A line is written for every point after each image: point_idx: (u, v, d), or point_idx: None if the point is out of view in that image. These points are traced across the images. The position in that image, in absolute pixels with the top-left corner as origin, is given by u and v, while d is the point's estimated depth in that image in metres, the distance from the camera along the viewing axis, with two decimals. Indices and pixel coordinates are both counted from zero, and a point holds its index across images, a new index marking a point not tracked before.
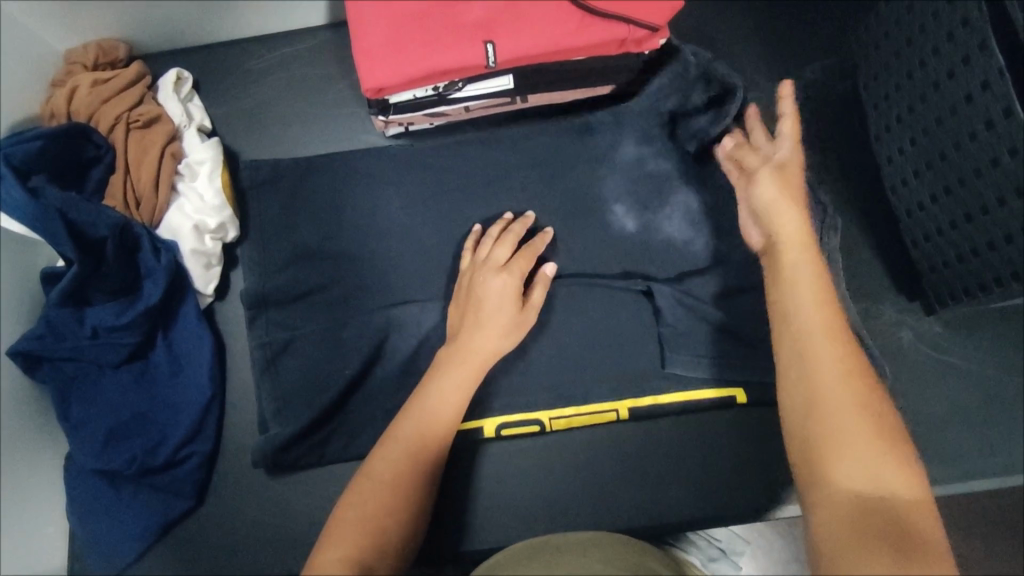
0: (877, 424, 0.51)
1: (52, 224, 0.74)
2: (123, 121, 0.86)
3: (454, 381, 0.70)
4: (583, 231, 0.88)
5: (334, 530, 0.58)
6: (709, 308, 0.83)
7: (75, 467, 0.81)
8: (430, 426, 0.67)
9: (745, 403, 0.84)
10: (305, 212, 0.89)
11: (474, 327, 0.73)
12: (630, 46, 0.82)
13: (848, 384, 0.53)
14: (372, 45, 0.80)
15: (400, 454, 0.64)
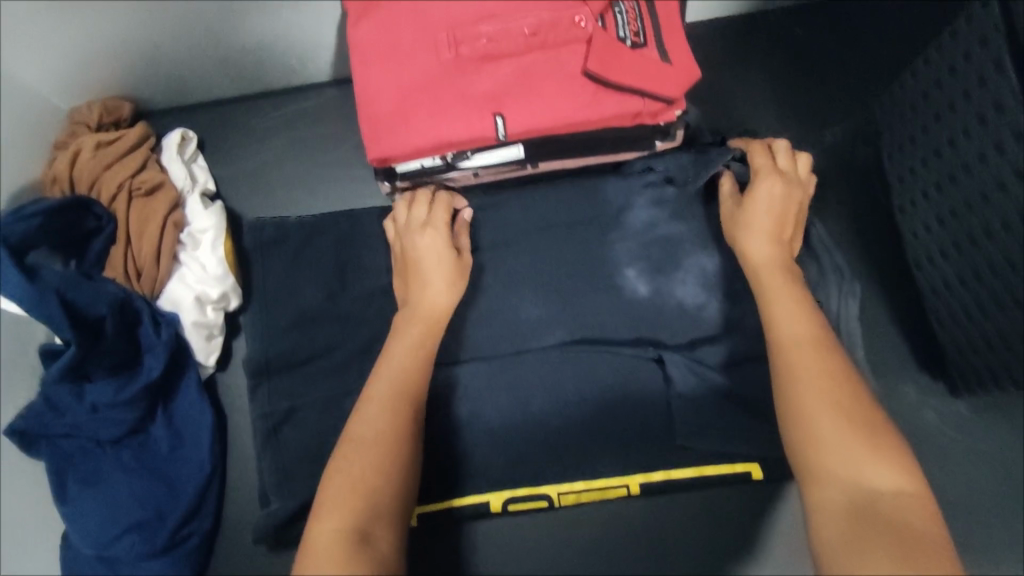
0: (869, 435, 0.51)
1: (49, 307, 0.71)
2: (125, 189, 0.84)
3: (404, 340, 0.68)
4: (591, 294, 0.83)
5: (322, 488, 0.56)
6: (718, 376, 0.80)
7: (71, 546, 0.79)
8: (398, 379, 0.64)
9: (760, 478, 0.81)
10: (306, 274, 0.86)
11: (423, 287, 0.72)
12: (645, 118, 0.78)
13: (836, 396, 0.53)
14: (380, 115, 0.78)
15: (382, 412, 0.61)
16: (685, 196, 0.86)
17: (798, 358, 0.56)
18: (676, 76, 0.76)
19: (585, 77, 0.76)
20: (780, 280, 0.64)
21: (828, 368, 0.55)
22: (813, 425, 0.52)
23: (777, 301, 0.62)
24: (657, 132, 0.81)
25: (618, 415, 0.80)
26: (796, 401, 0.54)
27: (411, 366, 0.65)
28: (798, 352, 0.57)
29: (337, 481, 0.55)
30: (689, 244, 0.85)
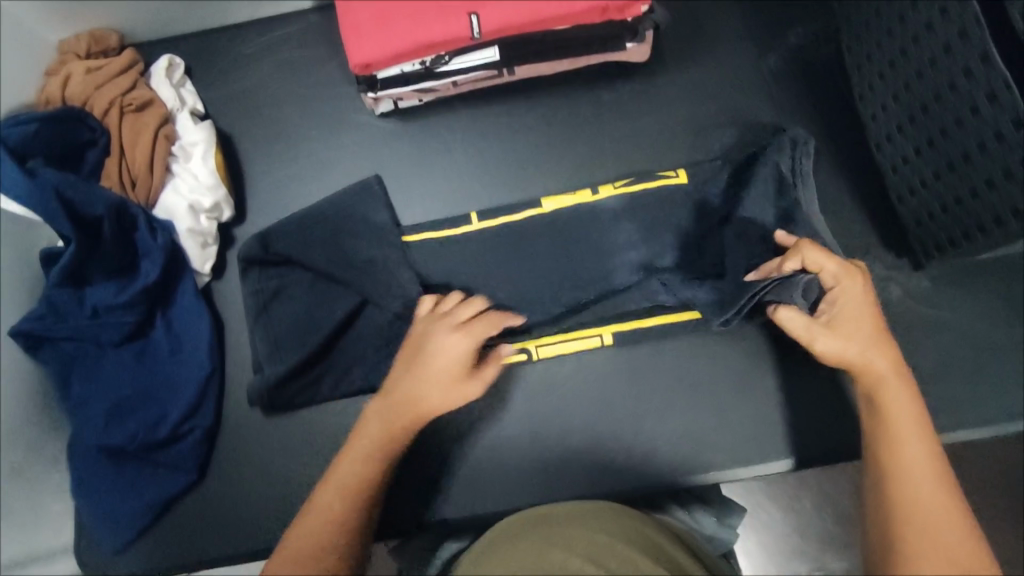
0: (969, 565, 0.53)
1: (48, 203, 0.75)
2: (117, 105, 0.87)
3: (376, 424, 0.68)
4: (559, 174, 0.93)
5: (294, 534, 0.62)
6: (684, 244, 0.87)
7: (78, 444, 0.83)
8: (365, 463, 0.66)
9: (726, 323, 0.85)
10: (303, 169, 0.96)
11: (406, 377, 0.70)
12: (613, 13, 0.81)
13: (945, 522, 0.55)
14: (359, 21, 0.81)
15: (357, 500, 0.64)
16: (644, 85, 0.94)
17: (911, 458, 0.59)
18: None
19: None
20: (894, 378, 0.64)
21: (940, 486, 0.58)
22: (911, 529, 0.56)
23: (891, 402, 0.63)
24: (625, 31, 0.85)
25: (592, 281, 0.87)
26: (907, 501, 0.57)
27: (399, 430, 0.68)
28: (902, 444, 0.60)
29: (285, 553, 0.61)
30: (649, 124, 0.92)
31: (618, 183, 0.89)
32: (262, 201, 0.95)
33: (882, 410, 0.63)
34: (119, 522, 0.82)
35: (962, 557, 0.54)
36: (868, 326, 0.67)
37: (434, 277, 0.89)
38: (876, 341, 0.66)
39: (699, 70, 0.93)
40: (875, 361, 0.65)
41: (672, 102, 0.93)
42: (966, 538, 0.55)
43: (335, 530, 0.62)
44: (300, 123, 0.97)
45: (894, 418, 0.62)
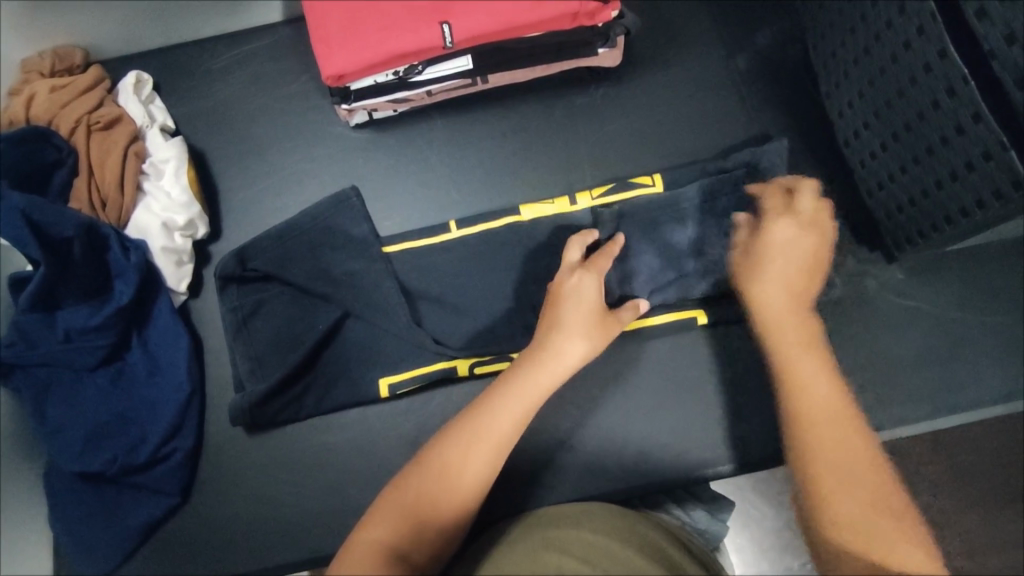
0: (881, 490, 0.53)
1: (15, 227, 0.74)
2: (84, 124, 0.86)
3: (530, 382, 0.61)
4: (538, 180, 0.93)
5: (384, 504, 0.55)
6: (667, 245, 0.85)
7: (56, 471, 0.80)
8: (506, 416, 0.59)
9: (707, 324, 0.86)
10: (279, 184, 0.95)
11: (567, 336, 0.65)
12: (583, 20, 0.82)
13: (851, 458, 0.54)
14: (329, 33, 0.81)
15: (487, 463, 0.57)
16: (616, 89, 0.94)
17: (821, 405, 0.57)
18: None
19: None
20: (800, 334, 0.64)
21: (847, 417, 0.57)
22: (823, 461, 0.54)
23: (801, 363, 0.61)
24: (597, 36, 0.86)
25: None
26: (817, 448, 0.55)
27: (526, 417, 0.60)
28: (810, 394, 0.58)
29: (398, 498, 0.55)
30: (624, 128, 0.93)
31: (595, 193, 0.89)
32: (238, 219, 0.93)
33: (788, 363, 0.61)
34: (102, 549, 0.80)
35: (874, 498, 0.53)
36: (784, 263, 0.69)
37: (417, 287, 0.88)
38: (785, 280, 0.68)
39: (671, 72, 0.95)
40: (773, 301, 0.67)
41: (646, 104, 0.94)
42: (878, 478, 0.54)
43: (459, 487, 0.56)
44: (275, 136, 0.96)
45: (797, 370, 0.60)
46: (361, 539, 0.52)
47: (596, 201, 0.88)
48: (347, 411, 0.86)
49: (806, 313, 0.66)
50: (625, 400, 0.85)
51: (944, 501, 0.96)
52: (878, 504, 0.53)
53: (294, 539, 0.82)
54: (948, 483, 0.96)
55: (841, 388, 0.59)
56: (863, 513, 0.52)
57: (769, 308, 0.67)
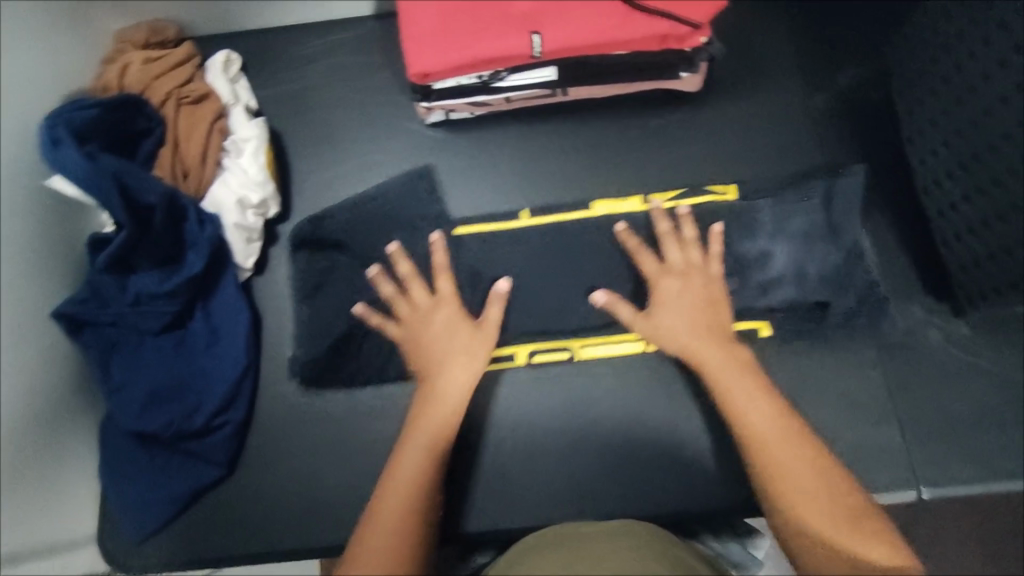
0: (831, 480, 0.65)
1: (106, 187, 0.75)
2: (175, 97, 0.88)
3: (446, 403, 0.76)
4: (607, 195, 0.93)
5: (376, 515, 0.65)
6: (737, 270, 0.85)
7: (113, 428, 0.83)
8: (431, 434, 0.73)
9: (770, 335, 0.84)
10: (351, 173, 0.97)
11: (458, 360, 0.79)
12: (672, 43, 0.83)
13: (804, 456, 0.66)
14: (421, 31, 0.83)
15: (421, 471, 0.69)
16: (693, 114, 0.95)
17: (769, 435, 0.68)
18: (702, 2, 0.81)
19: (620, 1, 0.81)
20: (733, 367, 0.75)
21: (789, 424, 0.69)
22: (782, 460, 0.66)
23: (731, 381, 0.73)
24: (681, 60, 0.87)
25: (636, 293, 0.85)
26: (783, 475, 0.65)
27: (439, 434, 0.73)
28: (757, 428, 0.69)
29: (365, 542, 0.63)
30: (698, 153, 0.93)
31: (668, 197, 0.90)
32: (307, 203, 0.95)
33: (727, 384, 0.73)
34: (150, 511, 0.82)
35: (828, 492, 0.64)
36: (675, 299, 0.80)
37: (481, 278, 0.87)
38: (691, 314, 0.79)
39: (749, 103, 0.95)
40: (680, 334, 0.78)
41: (721, 131, 0.94)
42: (836, 494, 0.64)
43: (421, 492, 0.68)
44: (352, 127, 0.98)
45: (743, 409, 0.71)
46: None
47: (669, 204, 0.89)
48: (397, 403, 0.86)
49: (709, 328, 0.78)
50: (676, 425, 0.85)
51: (986, 564, 0.93)
52: (833, 498, 0.63)
53: (332, 522, 0.83)
54: (991, 548, 0.94)
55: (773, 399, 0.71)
56: (819, 511, 0.63)
57: (674, 341, 0.79)
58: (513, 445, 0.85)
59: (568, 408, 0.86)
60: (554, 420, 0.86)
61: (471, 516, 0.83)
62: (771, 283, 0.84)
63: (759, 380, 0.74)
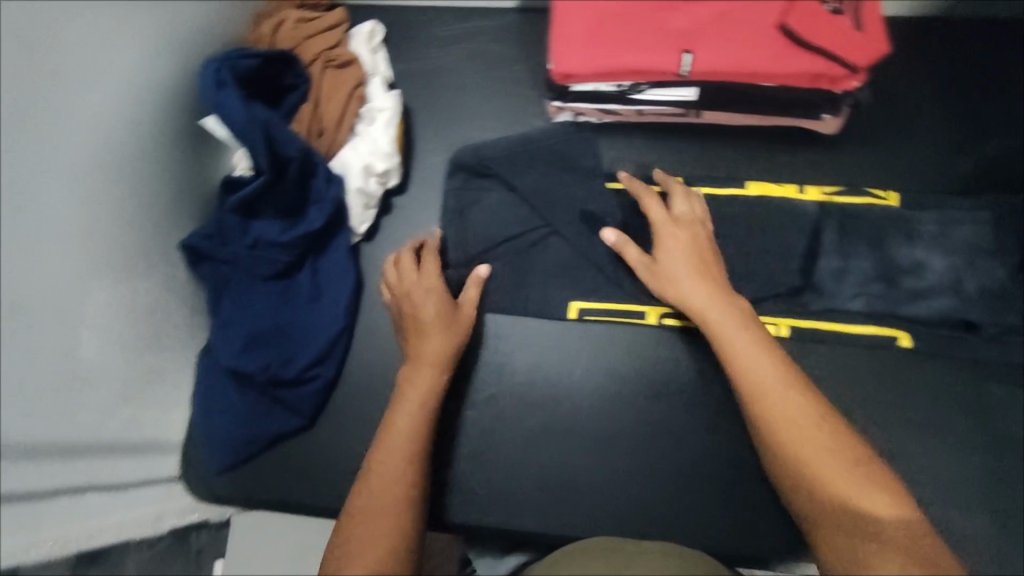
0: (813, 437, 0.60)
1: (253, 134, 0.79)
2: (322, 58, 0.92)
3: (425, 369, 0.76)
4: (723, 222, 0.91)
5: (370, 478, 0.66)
6: (858, 308, 0.88)
7: (211, 360, 0.87)
8: (415, 398, 0.74)
9: (908, 347, 0.86)
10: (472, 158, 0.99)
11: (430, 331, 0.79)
12: (824, 82, 0.80)
13: (800, 417, 0.62)
14: (571, 33, 0.83)
15: (406, 435, 0.70)
16: (822, 159, 0.93)
17: (779, 397, 0.63)
18: (864, 44, 0.77)
19: (781, 31, 0.79)
20: (734, 323, 0.72)
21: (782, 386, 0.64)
22: (781, 426, 0.62)
23: (733, 341, 0.70)
24: (827, 102, 0.85)
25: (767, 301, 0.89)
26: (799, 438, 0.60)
27: (422, 399, 0.74)
28: (775, 392, 0.64)
29: (366, 500, 0.64)
30: (823, 197, 0.91)
31: (824, 190, 0.91)
32: (426, 180, 0.98)
33: (727, 345, 0.70)
34: (232, 446, 0.86)
35: (831, 452, 0.59)
36: (683, 255, 0.79)
37: (604, 273, 0.91)
38: (691, 270, 0.78)
39: (882, 158, 0.93)
40: (687, 293, 0.77)
41: (852, 181, 0.93)
42: (825, 442, 0.60)
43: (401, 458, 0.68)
44: (479, 113, 1.00)
45: (737, 366, 0.67)
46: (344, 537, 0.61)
47: (823, 198, 0.91)
48: (483, 388, 0.89)
49: (710, 275, 0.78)
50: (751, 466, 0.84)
51: None
52: (842, 461, 0.58)
53: None
54: None
55: (778, 360, 0.67)
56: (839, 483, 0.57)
57: (693, 299, 0.76)
58: (587, 452, 0.86)
59: (647, 428, 0.87)
60: (630, 436, 0.86)
61: (534, 512, 0.84)
62: (910, 305, 0.87)
63: (767, 343, 0.70)
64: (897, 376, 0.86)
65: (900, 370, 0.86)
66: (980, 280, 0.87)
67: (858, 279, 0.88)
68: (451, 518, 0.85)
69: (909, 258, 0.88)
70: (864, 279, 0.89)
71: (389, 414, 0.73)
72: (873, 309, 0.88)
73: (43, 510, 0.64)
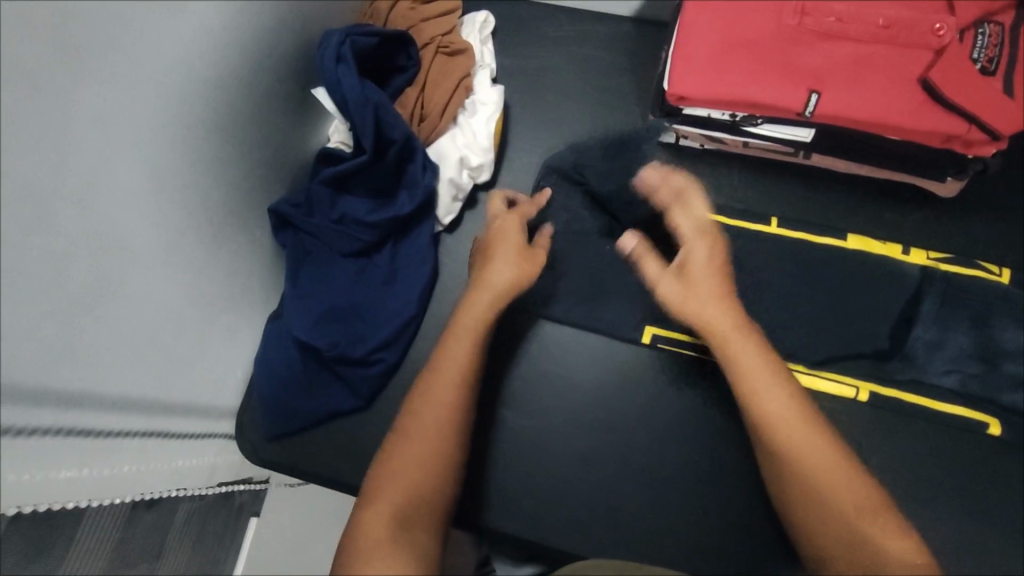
0: (829, 484, 0.57)
1: (364, 113, 0.78)
2: (435, 43, 0.91)
3: (461, 346, 0.69)
4: (816, 271, 0.87)
5: (393, 459, 0.59)
6: (948, 385, 0.83)
7: (280, 328, 0.87)
8: (446, 382, 0.66)
9: (997, 436, 0.82)
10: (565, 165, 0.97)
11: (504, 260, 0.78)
12: (956, 145, 0.77)
13: (823, 465, 0.58)
14: (694, 55, 0.79)
15: (442, 414, 0.63)
16: (932, 222, 0.89)
17: (788, 426, 0.60)
18: (1011, 113, 0.73)
19: (920, 84, 0.74)
20: (756, 358, 0.65)
21: (803, 423, 0.60)
22: (803, 472, 0.58)
23: (752, 374, 0.64)
24: (953, 165, 0.81)
25: (851, 360, 0.85)
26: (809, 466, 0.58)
27: (461, 375, 0.67)
28: (791, 430, 0.60)
29: (384, 479, 0.57)
30: (930, 264, 0.86)
31: (930, 254, 0.86)
32: (515, 180, 0.96)
33: (743, 381, 0.64)
34: (288, 416, 0.86)
35: (853, 500, 0.56)
36: (708, 278, 0.70)
37: None
38: (719, 295, 0.69)
39: (997, 231, 0.88)
40: (711, 320, 0.68)
41: (960, 250, 0.88)
42: (846, 487, 0.57)
43: (433, 440, 0.61)
44: (578, 120, 0.98)
45: (761, 408, 0.62)
46: (357, 529, 0.53)
47: (928, 263, 0.86)
48: (541, 400, 0.87)
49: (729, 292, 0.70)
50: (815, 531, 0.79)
51: None
52: (862, 510, 0.55)
53: None
54: None
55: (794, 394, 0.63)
56: (857, 532, 0.55)
57: (716, 324, 0.67)
58: (641, 485, 0.83)
59: (706, 471, 0.83)
60: (689, 477, 0.83)
61: (575, 536, 0.81)
62: (1010, 393, 0.82)
63: (783, 376, 0.64)
64: (979, 462, 0.81)
65: (984, 458, 0.81)
66: None
67: (952, 356, 0.84)
68: (494, 527, 0.82)
69: (1013, 342, 0.83)
70: (953, 356, 0.84)
71: (416, 394, 0.66)
72: (965, 389, 0.83)
73: (138, 451, 0.65)
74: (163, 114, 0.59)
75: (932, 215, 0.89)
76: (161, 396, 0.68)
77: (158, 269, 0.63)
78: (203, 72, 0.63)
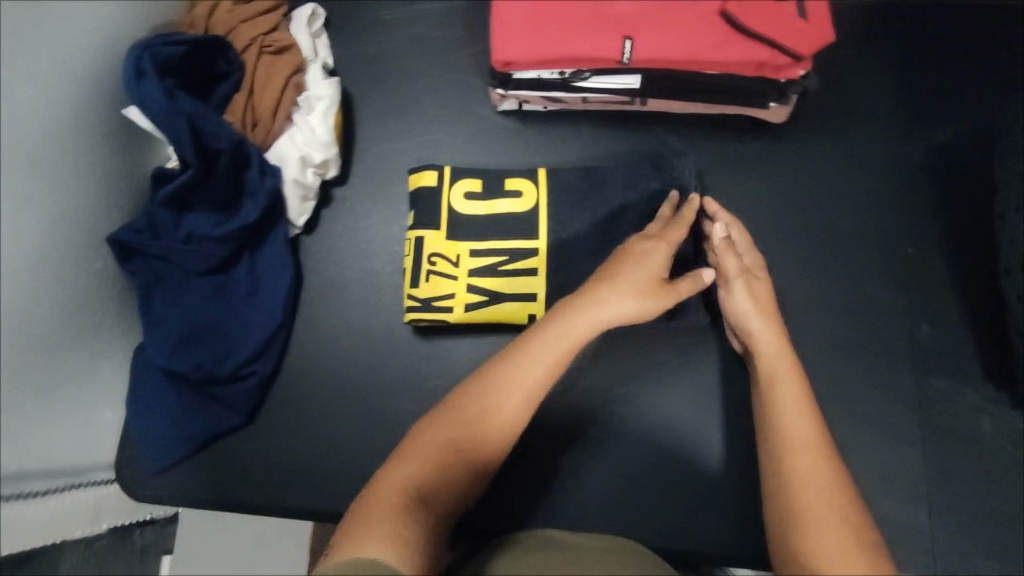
0: (837, 502, 0.58)
1: (179, 126, 0.78)
2: (258, 44, 0.89)
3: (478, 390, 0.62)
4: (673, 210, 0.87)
5: (389, 479, 0.56)
6: (800, 298, 0.86)
7: (144, 359, 0.84)
8: (471, 416, 0.61)
9: (858, 339, 0.85)
10: (414, 147, 0.95)
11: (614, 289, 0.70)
12: (767, 71, 0.80)
13: (821, 469, 0.60)
14: (510, 19, 0.81)
15: (457, 437, 0.60)
16: (771, 148, 0.91)
17: (799, 444, 0.62)
18: (807, 33, 0.78)
19: (720, 17, 0.79)
20: (802, 404, 0.66)
21: (819, 443, 0.63)
22: (802, 489, 0.59)
23: (786, 415, 0.65)
24: (773, 90, 0.81)
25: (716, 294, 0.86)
26: (794, 477, 0.60)
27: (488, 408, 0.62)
28: (786, 437, 0.63)
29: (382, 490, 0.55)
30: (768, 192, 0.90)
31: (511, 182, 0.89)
32: (368, 171, 0.95)
33: (777, 417, 0.65)
34: (167, 447, 0.83)
35: (836, 499, 0.58)
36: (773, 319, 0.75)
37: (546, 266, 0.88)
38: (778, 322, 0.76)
39: (832, 146, 0.91)
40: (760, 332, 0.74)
41: (800, 171, 0.91)
42: (842, 497, 0.58)
43: (430, 452, 0.58)
44: (424, 100, 0.97)
45: (778, 419, 0.65)
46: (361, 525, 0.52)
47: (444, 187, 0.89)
48: (422, 384, 0.87)
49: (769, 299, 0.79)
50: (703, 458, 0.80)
51: None
52: (841, 507, 0.57)
53: (334, 488, 0.84)
54: None
55: (812, 406, 0.66)
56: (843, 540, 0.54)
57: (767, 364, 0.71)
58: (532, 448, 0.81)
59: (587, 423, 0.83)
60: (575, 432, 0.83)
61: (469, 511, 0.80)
62: (859, 298, 0.86)
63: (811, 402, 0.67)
64: (844, 366, 0.84)
65: (849, 362, 0.84)
66: (920, 269, 0.87)
67: (793, 275, 0.87)
68: None
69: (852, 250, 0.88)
70: (805, 267, 0.87)
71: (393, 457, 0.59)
72: (822, 301, 0.86)
73: None
74: (0, 154, 0.61)
75: (770, 141, 0.92)
76: (43, 434, 0.71)
77: (26, 310, 0.65)
78: (22, 109, 0.64)
